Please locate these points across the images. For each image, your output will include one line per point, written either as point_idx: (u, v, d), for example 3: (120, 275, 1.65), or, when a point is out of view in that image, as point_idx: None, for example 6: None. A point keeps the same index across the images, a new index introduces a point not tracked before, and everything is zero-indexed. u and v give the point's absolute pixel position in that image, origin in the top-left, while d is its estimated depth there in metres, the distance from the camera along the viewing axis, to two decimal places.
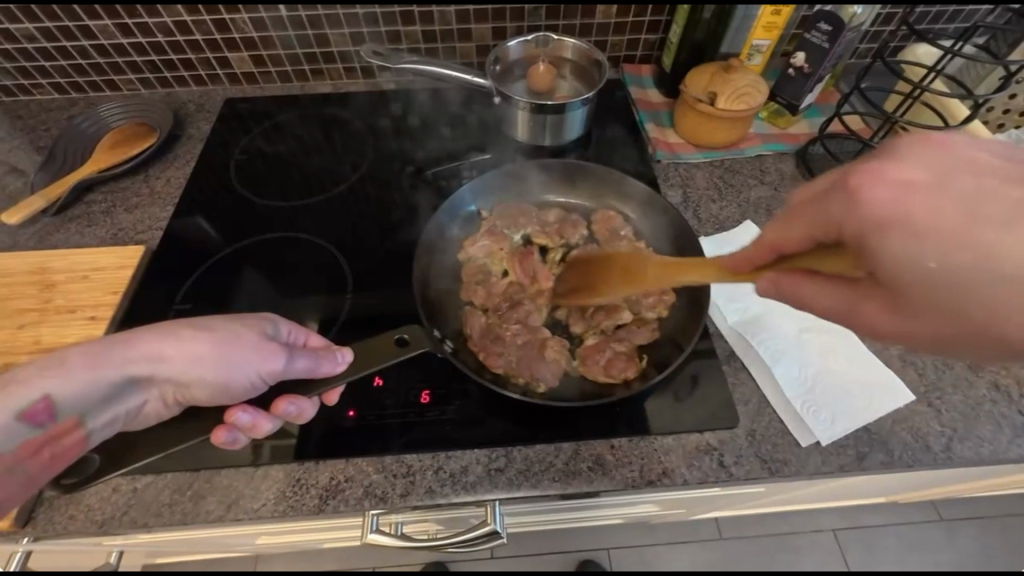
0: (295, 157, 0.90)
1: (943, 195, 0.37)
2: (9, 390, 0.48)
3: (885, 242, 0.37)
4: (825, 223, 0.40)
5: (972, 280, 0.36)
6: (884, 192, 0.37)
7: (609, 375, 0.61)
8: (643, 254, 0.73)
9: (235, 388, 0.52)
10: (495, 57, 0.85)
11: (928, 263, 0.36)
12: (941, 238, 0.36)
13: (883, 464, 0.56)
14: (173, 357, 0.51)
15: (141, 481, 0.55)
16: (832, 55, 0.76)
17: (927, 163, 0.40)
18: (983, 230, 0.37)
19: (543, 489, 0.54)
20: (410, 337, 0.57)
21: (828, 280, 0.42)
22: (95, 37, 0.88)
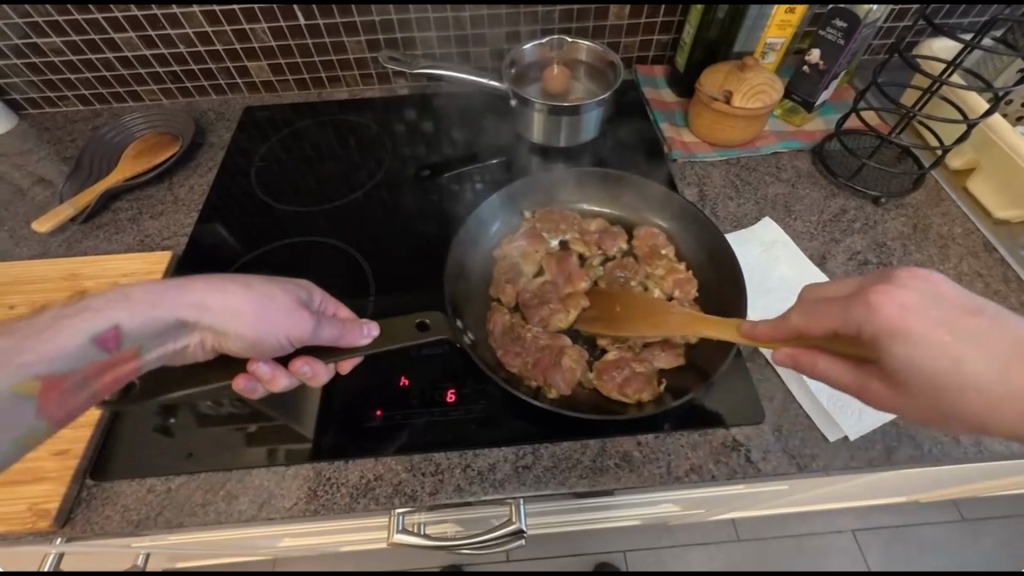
0: (314, 162, 0.91)
1: (938, 315, 0.45)
2: (85, 315, 0.51)
3: (890, 347, 0.45)
4: (846, 319, 0.47)
5: (954, 385, 0.45)
6: (892, 307, 0.44)
7: (624, 394, 0.60)
8: (681, 276, 0.71)
9: (265, 347, 0.55)
10: (510, 61, 0.86)
11: (920, 366, 0.45)
12: (944, 352, 0.44)
13: (912, 458, 0.56)
14: (218, 307, 0.53)
15: (175, 481, 0.56)
16: (847, 51, 0.76)
17: (927, 287, 0.46)
18: (966, 345, 0.45)
19: (570, 486, 0.55)
20: (431, 322, 0.59)
21: (834, 360, 0.49)
22: (119, 49, 0.91)
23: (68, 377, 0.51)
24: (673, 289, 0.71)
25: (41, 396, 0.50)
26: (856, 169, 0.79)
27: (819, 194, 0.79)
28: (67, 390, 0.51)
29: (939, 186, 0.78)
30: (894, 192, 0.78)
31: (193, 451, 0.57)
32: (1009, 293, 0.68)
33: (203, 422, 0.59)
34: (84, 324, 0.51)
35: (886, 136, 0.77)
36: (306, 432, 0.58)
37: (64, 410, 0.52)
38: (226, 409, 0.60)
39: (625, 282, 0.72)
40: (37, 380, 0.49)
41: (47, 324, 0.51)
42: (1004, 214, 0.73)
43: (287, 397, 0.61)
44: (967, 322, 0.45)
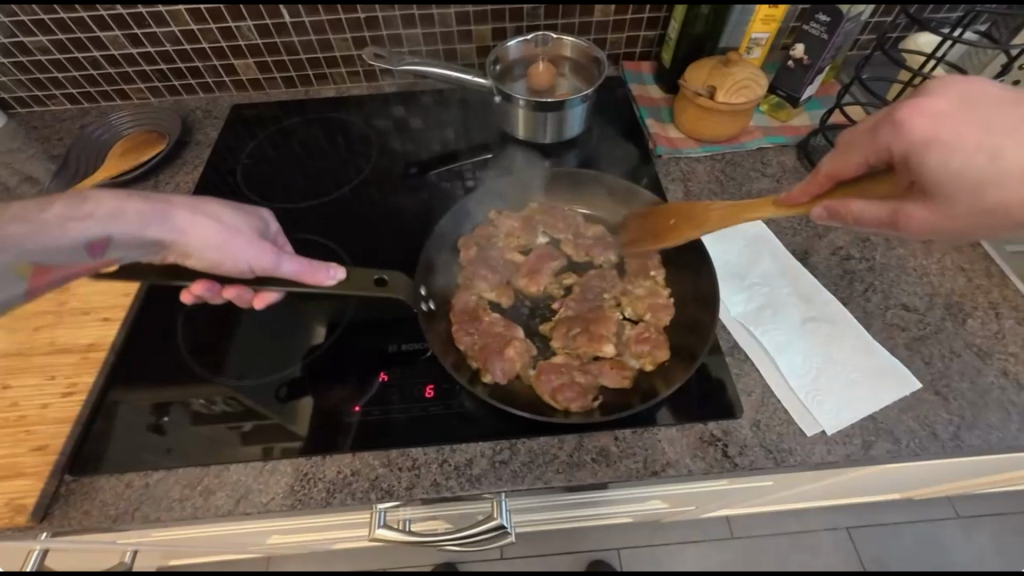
0: (301, 160, 0.92)
1: (968, 119, 0.51)
2: (87, 220, 0.55)
3: (925, 157, 0.50)
4: (876, 147, 0.53)
5: (968, 187, 0.49)
6: (926, 122, 0.51)
7: (554, 399, 0.59)
8: (658, 301, 0.67)
9: (230, 268, 0.59)
10: (494, 57, 0.86)
11: (955, 172, 0.50)
12: (978, 151, 0.49)
13: (891, 453, 0.55)
14: (201, 229, 0.59)
15: (153, 476, 0.56)
16: (831, 46, 0.76)
17: (950, 106, 0.52)
18: (964, 142, 0.50)
19: (547, 481, 0.54)
20: (389, 279, 0.61)
21: (865, 203, 0.52)
22: (106, 48, 0.91)
23: (57, 270, 0.55)
24: (645, 312, 0.66)
25: (30, 279, 0.54)
26: None
27: None
28: (55, 278, 0.55)
29: None
30: None
31: (179, 450, 0.57)
32: (992, 286, 0.68)
33: (192, 419, 0.59)
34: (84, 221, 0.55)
35: None
36: (291, 430, 0.58)
37: (45, 289, 0.56)
38: (216, 407, 0.60)
39: (600, 293, 0.68)
40: (32, 265, 0.53)
41: (48, 216, 0.54)
42: None
43: (273, 394, 0.61)
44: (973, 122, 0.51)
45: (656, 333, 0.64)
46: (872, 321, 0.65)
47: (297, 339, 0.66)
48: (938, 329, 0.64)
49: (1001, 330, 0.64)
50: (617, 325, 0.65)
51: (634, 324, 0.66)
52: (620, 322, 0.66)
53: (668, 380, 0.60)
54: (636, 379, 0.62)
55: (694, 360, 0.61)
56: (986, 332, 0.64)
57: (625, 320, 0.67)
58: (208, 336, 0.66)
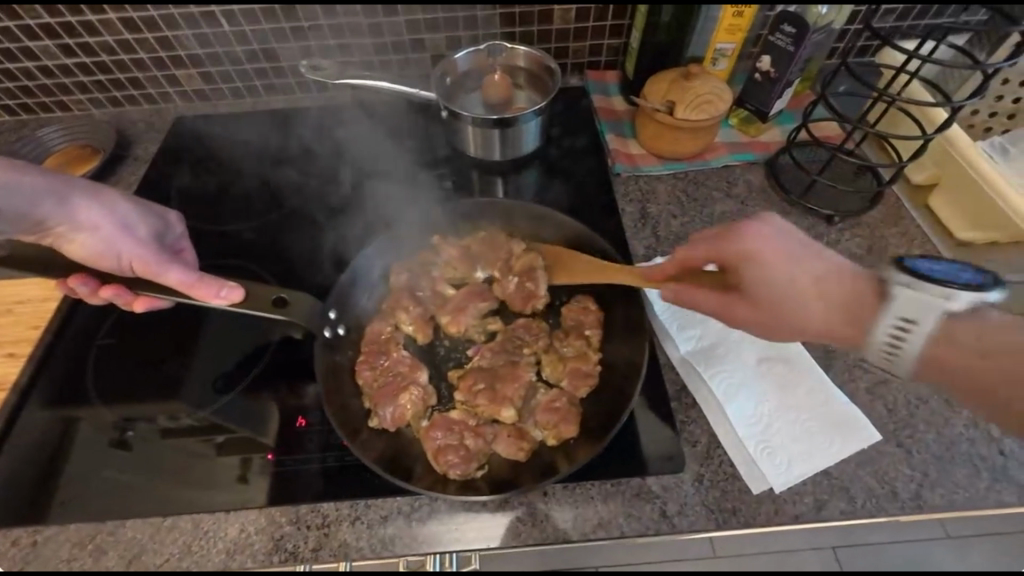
0: (243, 175, 0.87)
1: (802, 247, 0.51)
2: None
3: (749, 266, 0.51)
4: (713, 250, 0.54)
5: (785, 301, 0.50)
6: (759, 237, 0.51)
7: (438, 463, 0.53)
8: (583, 368, 0.59)
9: (113, 264, 0.58)
10: (442, 69, 0.81)
11: (775, 288, 0.50)
12: (794, 274, 0.50)
13: (844, 514, 0.50)
14: (98, 220, 0.58)
15: (43, 533, 0.51)
16: (798, 59, 0.71)
17: (783, 226, 0.52)
18: (788, 264, 0.50)
19: (467, 543, 0.50)
20: (291, 300, 0.56)
21: (705, 293, 0.54)
22: (37, 58, 0.86)
23: None
24: (563, 377, 0.59)
25: None
26: (807, 186, 0.74)
27: (768, 212, 0.74)
28: None
29: (898, 204, 0.72)
30: (849, 209, 0.72)
31: (142, 465, 0.55)
32: None
33: (159, 433, 0.57)
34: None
35: (840, 148, 0.71)
36: (259, 441, 0.56)
37: None
38: (185, 420, 0.58)
39: (523, 344, 0.61)
40: None
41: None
42: (965, 235, 0.68)
43: (237, 406, 0.59)
44: (810, 250, 0.51)
45: (569, 401, 0.56)
46: (834, 361, 0.60)
47: (254, 347, 0.64)
48: None
49: None
50: (530, 388, 0.58)
51: (548, 389, 0.58)
52: (533, 381, 0.58)
53: (570, 457, 0.53)
54: (536, 452, 0.54)
55: (607, 436, 0.54)
56: None
57: (539, 379, 0.59)
58: (136, 361, 0.63)
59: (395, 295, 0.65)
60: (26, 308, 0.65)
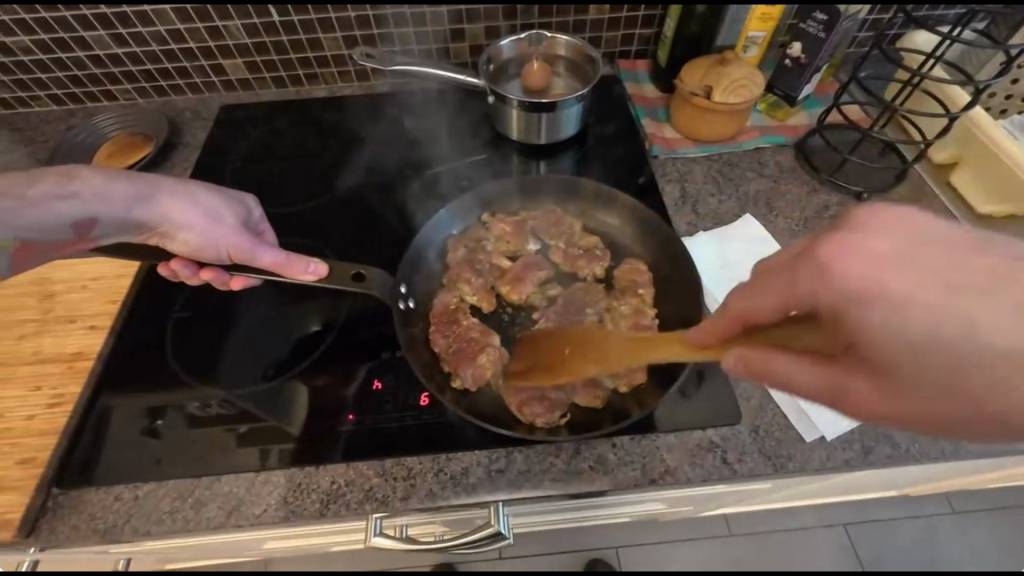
0: (291, 161, 0.90)
1: (924, 269, 0.34)
2: (69, 198, 0.55)
3: (849, 309, 0.33)
4: (794, 291, 0.36)
5: (927, 356, 0.33)
6: (971, 370, 0.33)
7: (522, 414, 0.57)
8: (642, 323, 0.63)
9: (209, 254, 0.59)
10: (487, 57, 0.84)
11: (921, 343, 0.33)
12: (963, 325, 0.33)
13: (890, 457, 0.55)
14: (189, 214, 0.59)
15: (143, 489, 0.54)
16: (828, 44, 0.76)
17: (889, 238, 0.35)
18: (916, 326, 0.33)
19: (544, 490, 0.54)
20: (367, 274, 0.59)
21: (799, 358, 0.37)
22: (90, 47, 0.88)
23: (42, 244, 0.55)
24: (627, 332, 0.63)
25: (15, 251, 0.54)
26: (838, 165, 0.78)
27: (800, 189, 0.79)
28: (37, 251, 0.56)
29: (922, 181, 0.77)
30: (876, 187, 0.77)
31: (173, 452, 0.56)
32: None
33: (186, 422, 0.58)
34: (87, 185, 0.56)
35: (868, 129, 0.76)
36: (286, 429, 0.58)
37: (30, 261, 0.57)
38: (211, 409, 0.59)
39: (582, 310, 0.65)
40: (16, 240, 0.53)
41: (40, 184, 0.54)
42: (986, 209, 0.72)
43: (269, 395, 0.60)
44: (925, 262, 0.34)
45: None
46: None
47: (321, 325, 0.67)
48: None
49: None
50: None
51: None
52: None
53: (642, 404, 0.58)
54: (609, 400, 0.59)
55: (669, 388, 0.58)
56: None
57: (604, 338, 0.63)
58: (210, 333, 0.66)
59: (457, 268, 0.69)
60: (102, 284, 0.68)
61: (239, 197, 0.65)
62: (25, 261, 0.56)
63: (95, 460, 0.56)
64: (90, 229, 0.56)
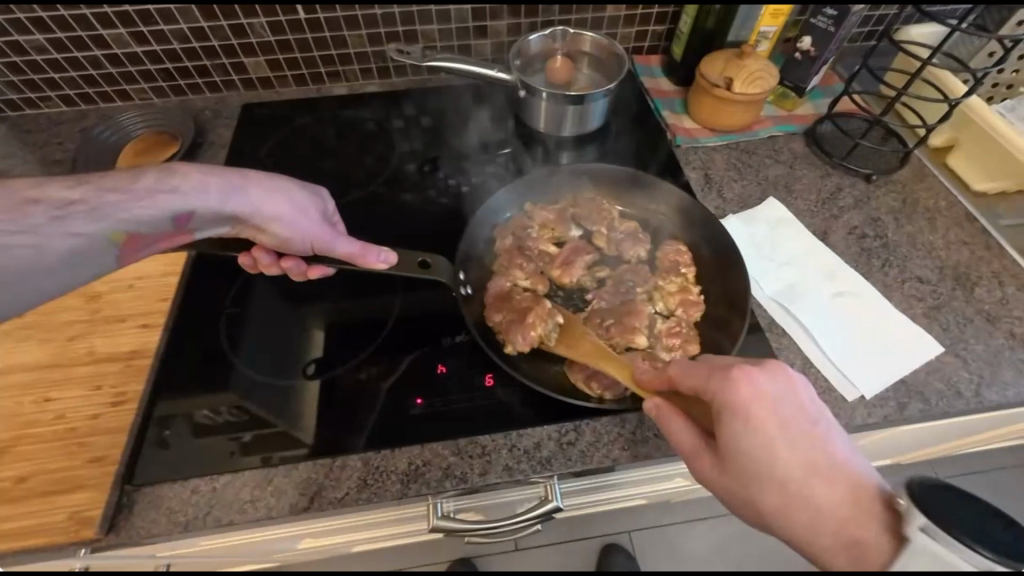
0: (321, 158, 0.90)
1: (789, 416, 0.44)
2: (171, 190, 0.56)
3: (728, 422, 0.44)
4: (704, 389, 0.47)
5: (756, 468, 0.44)
6: (769, 499, 0.44)
7: (588, 386, 0.61)
8: (690, 297, 0.67)
9: (294, 245, 0.63)
10: (516, 51, 0.87)
11: (753, 458, 0.44)
12: (787, 462, 0.44)
13: (923, 412, 0.60)
14: (272, 207, 0.61)
15: (220, 480, 0.55)
16: (837, 38, 0.82)
17: (785, 387, 0.45)
18: (756, 446, 0.44)
19: (616, 459, 0.57)
20: (432, 262, 0.63)
21: (684, 424, 0.49)
22: (108, 46, 0.87)
23: (147, 237, 0.56)
24: (676, 307, 0.67)
25: (123, 246, 0.55)
26: (849, 150, 0.84)
27: (815, 173, 0.84)
28: (143, 245, 0.57)
29: (923, 163, 0.84)
30: (883, 170, 0.83)
31: (180, 463, 0.55)
32: (992, 258, 0.74)
33: (193, 431, 0.57)
34: (179, 182, 0.56)
35: (877, 116, 0.82)
36: (297, 437, 0.57)
37: (134, 256, 0.57)
38: (221, 416, 0.58)
39: (631, 291, 0.69)
40: (126, 233, 0.54)
41: (142, 182, 0.55)
42: (981, 187, 0.80)
43: (275, 399, 0.60)
44: (797, 414, 0.45)
45: (688, 328, 0.65)
46: (892, 293, 0.70)
47: (371, 319, 0.67)
48: (950, 298, 0.70)
49: (1005, 296, 0.70)
50: (650, 320, 0.66)
51: (665, 320, 0.67)
52: (653, 317, 0.66)
53: None
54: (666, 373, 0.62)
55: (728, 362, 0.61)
56: (992, 299, 0.70)
57: (656, 314, 0.67)
58: (258, 331, 0.66)
59: (507, 255, 0.71)
60: (148, 283, 0.67)
61: (314, 189, 0.67)
62: (129, 256, 0.57)
63: (161, 458, 0.56)
64: (187, 226, 0.57)
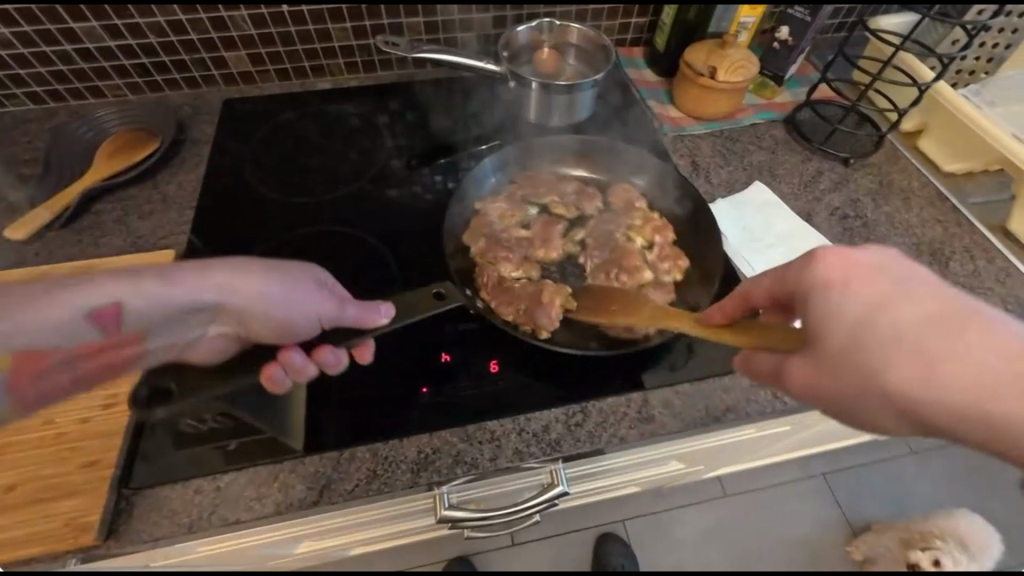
0: (307, 152, 0.88)
1: (887, 280, 0.44)
2: (85, 289, 0.51)
3: (816, 301, 0.45)
4: (781, 283, 0.48)
5: (859, 347, 0.43)
6: (894, 380, 0.42)
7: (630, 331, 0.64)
8: (658, 223, 0.76)
9: (297, 325, 0.55)
10: (504, 42, 0.87)
11: (854, 334, 0.43)
12: (896, 329, 0.42)
13: None
14: (245, 286, 0.54)
15: (223, 479, 0.54)
16: (812, 28, 0.86)
17: (877, 258, 0.45)
18: (855, 317, 0.43)
19: (623, 437, 0.58)
20: (447, 291, 0.58)
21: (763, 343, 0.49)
22: (78, 41, 0.83)
23: (53, 354, 0.51)
24: (654, 235, 0.75)
25: (16, 366, 0.50)
26: (828, 134, 0.88)
27: (797, 158, 0.87)
28: (48, 366, 0.51)
29: (896, 147, 0.88)
30: (859, 153, 0.87)
31: (164, 473, 0.53)
32: (963, 234, 0.78)
33: (173, 442, 0.55)
34: (84, 298, 0.50)
35: (854, 102, 0.86)
36: (288, 444, 0.55)
37: (34, 388, 0.51)
38: (205, 424, 0.56)
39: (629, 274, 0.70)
40: (20, 348, 0.50)
41: (43, 289, 0.51)
42: (950, 167, 0.85)
43: (258, 404, 0.58)
44: (895, 278, 0.44)
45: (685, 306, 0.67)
46: None
47: None
48: None
49: (978, 269, 0.74)
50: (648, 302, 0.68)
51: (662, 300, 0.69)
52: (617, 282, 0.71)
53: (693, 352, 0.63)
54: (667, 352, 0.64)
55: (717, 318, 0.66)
56: (966, 272, 0.74)
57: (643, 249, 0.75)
58: None
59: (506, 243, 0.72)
60: None
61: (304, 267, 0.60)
62: (29, 398, 0.51)
63: (156, 462, 0.54)
64: (129, 343, 0.53)
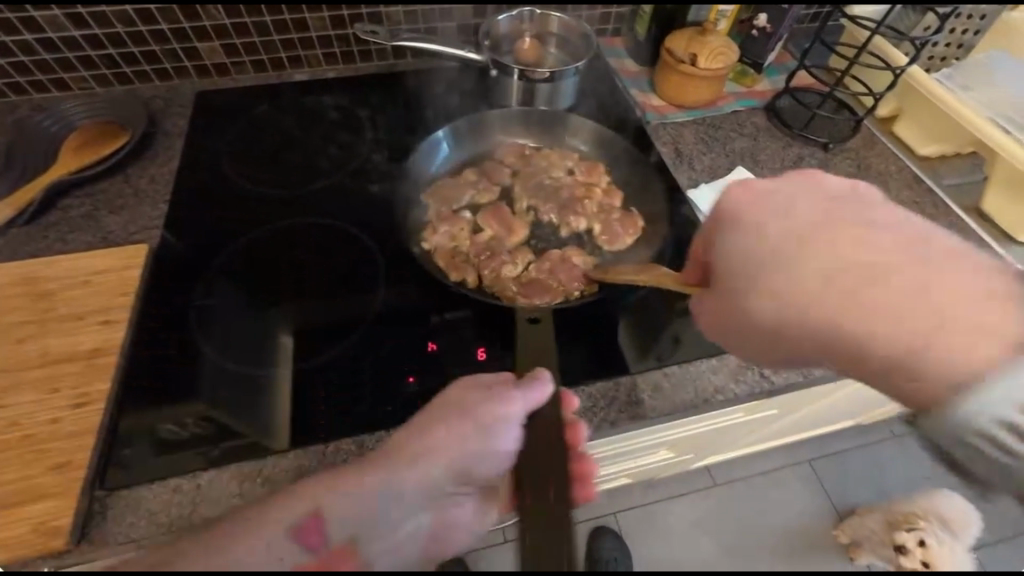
0: (285, 144, 0.86)
1: (802, 206, 0.45)
2: (250, 520, 0.35)
3: (726, 230, 0.48)
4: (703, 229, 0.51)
5: (765, 270, 0.44)
6: (858, 310, 0.40)
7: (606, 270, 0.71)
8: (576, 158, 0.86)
9: (498, 445, 0.46)
10: (485, 31, 0.86)
11: (756, 258, 0.45)
12: (804, 248, 0.43)
13: None
14: (427, 442, 0.45)
15: (203, 477, 0.52)
16: (789, 14, 0.88)
17: (798, 191, 0.47)
18: (762, 241, 0.45)
19: (613, 421, 0.58)
20: (540, 315, 0.62)
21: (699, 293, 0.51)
22: (41, 30, 0.80)
23: None
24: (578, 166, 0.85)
25: None
26: (807, 120, 0.89)
27: (778, 144, 0.88)
28: None
29: (873, 132, 0.90)
30: (837, 138, 0.88)
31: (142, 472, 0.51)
32: (939, 216, 0.79)
33: (154, 450, 0.52)
34: (278, 519, 0.36)
35: (833, 87, 0.87)
36: (270, 442, 0.54)
37: None
38: (185, 431, 0.54)
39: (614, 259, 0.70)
40: None
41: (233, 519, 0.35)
42: (925, 151, 0.86)
43: (234, 402, 0.56)
44: (817, 207, 0.45)
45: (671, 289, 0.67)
46: None
47: (350, 317, 0.64)
48: None
49: None
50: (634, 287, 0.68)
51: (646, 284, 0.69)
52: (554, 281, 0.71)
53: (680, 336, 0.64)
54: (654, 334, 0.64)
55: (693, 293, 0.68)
56: None
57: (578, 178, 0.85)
58: (224, 328, 0.61)
59: None
60: (107, 279, 0.63)
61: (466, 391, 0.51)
62: None
63: (133, 461, 0.52)
64: (347, 559, 0.35)
